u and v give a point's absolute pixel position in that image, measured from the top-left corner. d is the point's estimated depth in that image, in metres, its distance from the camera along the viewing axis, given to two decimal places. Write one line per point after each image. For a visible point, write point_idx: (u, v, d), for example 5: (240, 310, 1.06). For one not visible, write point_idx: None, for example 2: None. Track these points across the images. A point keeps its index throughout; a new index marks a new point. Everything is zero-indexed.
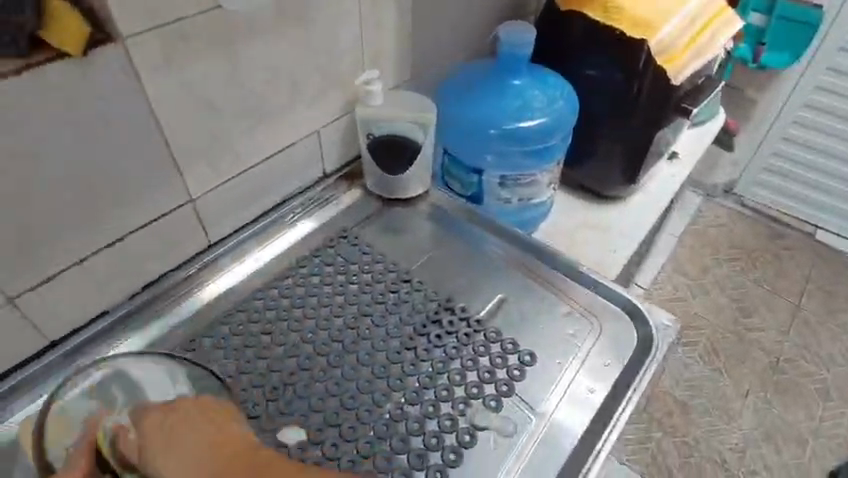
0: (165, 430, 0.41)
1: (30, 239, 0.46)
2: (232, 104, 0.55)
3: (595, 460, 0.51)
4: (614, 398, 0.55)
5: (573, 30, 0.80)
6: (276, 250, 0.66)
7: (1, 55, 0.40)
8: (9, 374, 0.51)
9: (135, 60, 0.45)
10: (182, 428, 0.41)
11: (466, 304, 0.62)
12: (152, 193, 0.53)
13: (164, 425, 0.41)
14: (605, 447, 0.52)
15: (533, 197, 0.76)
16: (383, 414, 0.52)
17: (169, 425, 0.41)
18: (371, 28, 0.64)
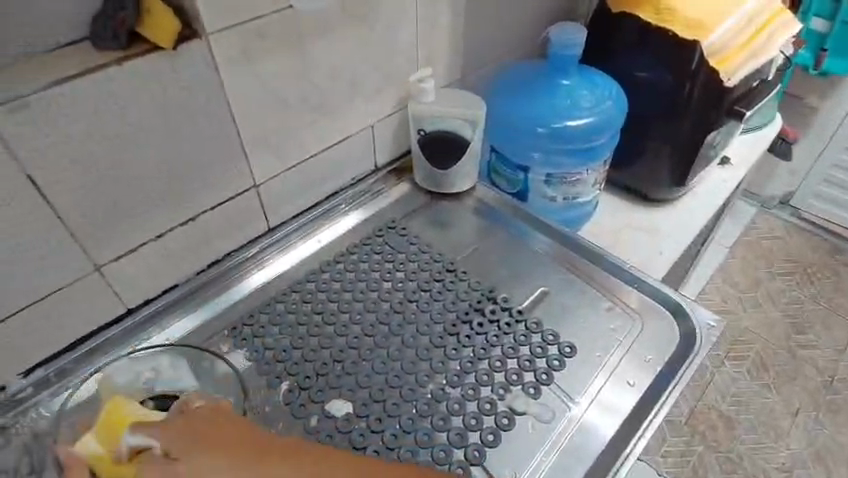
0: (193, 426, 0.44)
1: (117, 213, 0.51)
2: (297, 97, 0.59)
3: (624, 463, 0.51)
4: (651, 395, 0.56)
5: (624, 31, 0.81)
6: (327, 237, 0.70)
7: (105, 49, 0.46)
8: (91, 336, 0.56)
9: (216, 55, 0.50)
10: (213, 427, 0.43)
11: (508, 295, 0.64)
12: (222, 178, 0.57)
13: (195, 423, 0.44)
14: (635, 451, 0.52)
15: (578, 195, 0.77)
16: (425, 394, 0.54)
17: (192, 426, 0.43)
18: (426, 28, 0.68)
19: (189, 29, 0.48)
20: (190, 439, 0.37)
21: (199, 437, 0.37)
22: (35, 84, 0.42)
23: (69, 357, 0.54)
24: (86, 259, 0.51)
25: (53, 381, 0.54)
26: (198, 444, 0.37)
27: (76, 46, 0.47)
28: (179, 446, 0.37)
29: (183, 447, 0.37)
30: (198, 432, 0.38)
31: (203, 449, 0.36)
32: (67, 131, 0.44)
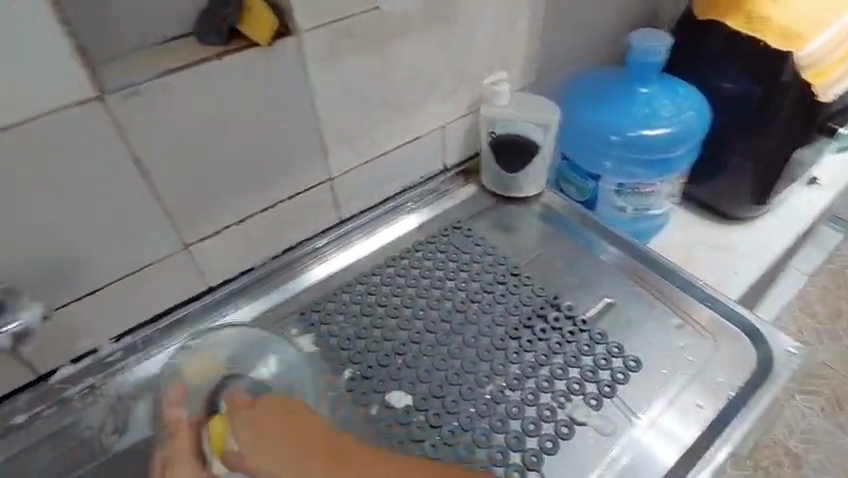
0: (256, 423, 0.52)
1: (206, 197, 0.54)
2: (377, 95, 0.61)
3: None
4: (721, 420, 0.54)
5: (709, 40, 0.78)
6: (395, 233, 0.71)
7: (208, 43, 0.49)
8: (175, 309, 0.60)
9: (306, 52, 0.53)
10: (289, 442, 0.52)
11: (572, 303, 0.63)
12: (301, 169, 0.60)
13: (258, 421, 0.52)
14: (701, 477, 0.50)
15: (649, 207, 0.76)
16: (484, 394, 0.54)
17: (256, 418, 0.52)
18: (505, 32, 0.68)
19: (284, 27, 0.51)
20: (278, 445, 0.51)
21: (286, 456, 0.50)
22: (147, 74, 0.46)
23: (155, 326, 0.59)
24: (177, 238, 0.55)
25: (139, 348, 0.58)
26: (282, 453, 0.51)
27: (183, 40, 0.50)
28: (269, 457, 0.50)
29: (280, 444, 0.51)
30: (287, 443, 0.51)
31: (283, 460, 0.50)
32: (171, 117, 0.48)
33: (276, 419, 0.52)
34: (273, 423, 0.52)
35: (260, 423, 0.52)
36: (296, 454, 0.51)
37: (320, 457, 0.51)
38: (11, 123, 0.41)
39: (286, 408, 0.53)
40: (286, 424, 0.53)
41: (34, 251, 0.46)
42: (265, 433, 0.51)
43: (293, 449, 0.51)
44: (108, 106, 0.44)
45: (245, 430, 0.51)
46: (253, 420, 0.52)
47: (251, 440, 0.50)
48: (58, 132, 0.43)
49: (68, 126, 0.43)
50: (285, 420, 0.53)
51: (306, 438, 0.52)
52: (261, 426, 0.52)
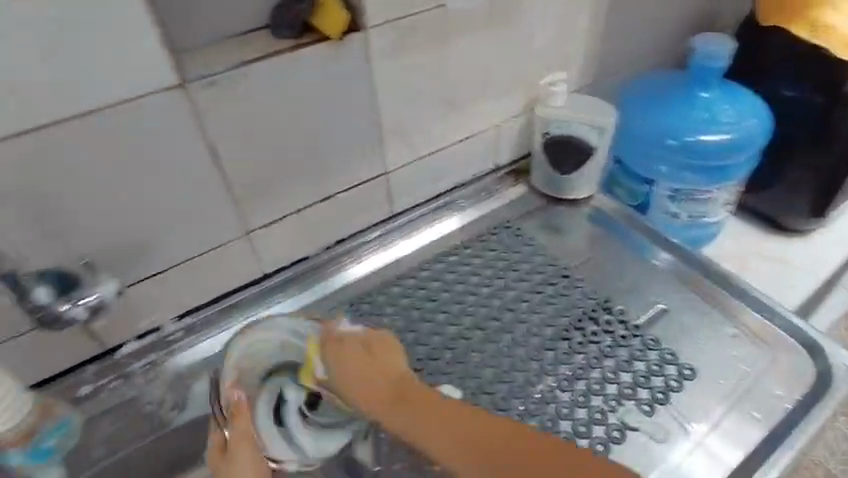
0: (341, 360, 0.48)
1: (269, 186, 0.56)
2: (436, 91, 0.62)
3: None
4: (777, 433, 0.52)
5: (768, 47, 0.76)
6: (447, 230, 0.71)
7: (282, 37, 0.51)
8: (232, 293, 0.61)
9: (373, 47, 0.54)
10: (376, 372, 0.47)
11: (624, 307, 0.62)
12: (359, 161, 0.61)
13: (341, 358, 0.48)
14: None
15: (704, 215, 0.75)
16: (533, 393, 0.54)
17: (342, 355, 0.48)
18: (565, 32, 0.67)
19: (353, 22, 0.52)
20: (359, 368, 0.47)
21: (368, 381, 0.47)
22: (225, 64, 0.48)
23: (213, 309, 0.60)
24: (239, 223, 0.56)
25: (197, 329, 0.60)
26: (362, 376, 0.47)
27: (257, 33, 0.52)
28: (353, 374, 0.47)
29: (349, 373, 0.47)
30: (369, 370, 0.47)
31: (371, 393, 0.47)
32: (244, 106, 0.49)
33: (367, 349, 0.49)
34: (361, 352, 0.48)
35: (348, 357, 0.48)
36: (379, 386, 0.47)
37: (387, 394, 0.46)
38: (102, 107, 0.43)
39: (376, 338, 0.50)
40: (372, 353, 0.48)
41: (111, 229, 0.49)
42: (352, 361, 0.48)
43: (372, 381, 0.47)
44: (189, 93, 0.46)
45: (337, 357, 0.48)
46: (338, 351, 0.48)
47: (348, 361, 0.48)
48: (140, 117, 0.45)
49: (152, 111, 0.45)
50: (359, 358, 0.48)
51: (389, 373, 0.48)
52: (350, 358, 0.48)
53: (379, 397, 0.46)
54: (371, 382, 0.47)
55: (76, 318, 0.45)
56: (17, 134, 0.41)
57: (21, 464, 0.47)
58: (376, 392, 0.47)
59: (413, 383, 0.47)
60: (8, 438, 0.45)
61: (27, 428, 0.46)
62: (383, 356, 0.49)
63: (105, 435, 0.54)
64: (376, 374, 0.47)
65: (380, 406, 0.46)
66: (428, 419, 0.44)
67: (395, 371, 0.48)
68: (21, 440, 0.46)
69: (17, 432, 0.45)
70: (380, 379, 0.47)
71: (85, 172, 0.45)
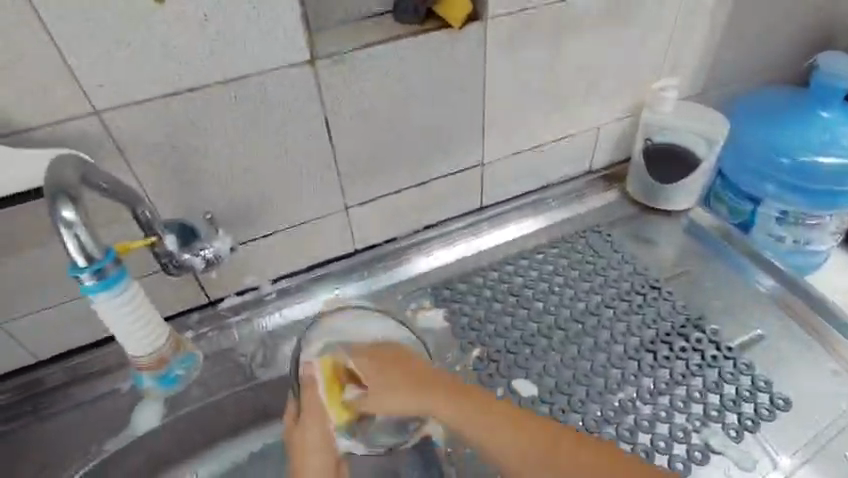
0: (369, 375, 0.44)
1: (373, 164, 0.58)
2: (544, 87, 0.61)
3: None
4: None
5: None
6: (532, 227, 0.72)
7: (405, 21, 0.53)
8: (326, 263, 0.65)
9: (489, 38, 0.54)
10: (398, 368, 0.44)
11: (717, 328, 0.59)
12: (458, 149, 0.62)
13: (369, 372, 0.44)
14: None
15: (811, 241, 0.70)
16: (612, 400, 0.53)
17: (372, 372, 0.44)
18: (682, 36, 0.65)
19: (475, 12, 0.53)
20: (397, 388, 0.43)
21: (413, 392, 0.43)
22: (350, 44, 0.50)
23: (307, 275, 0.64)
24: (340, 198, 0.59)
25: (291, 292, 0.64)
26: (395, 391, 0.43)
27: (381, 17, 0.54)
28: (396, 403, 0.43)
29: (388, 391, 0.43)
30: (401, 378, 0.44)
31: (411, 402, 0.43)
32: (362, 85, 0.51)
33: (383, 358, 0.44)
34: (392, 369, 0.44)
35: (379, 372, 0.44)
36: (416, 384, 0.43)
37: (433, 390, 0.43)
38: (242, 75, 0.46)
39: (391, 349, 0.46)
40: (396, 362, 0.44)
41: (231, 190, 0.53)
42: (393, 392, 0.43)
43: (404, 390, 0.43)
44: (316, 69, 0.49)
45: (368, 366, 0.44)
46: (375, 363, 0.44)
47: (384, 391, 0.43)
48: (268, 87, 0.48)
49: (280, 84, 0.48)
50: (393, 370, 0.44)
51: (424, 379, 0.44)
52: (377, 377, 0.44)
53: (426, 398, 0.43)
54: (412, 384, 0.43)
55: (193, 267, 0.50)
56: (169, 93, 0.45)
57: (154, 385, 0.54)
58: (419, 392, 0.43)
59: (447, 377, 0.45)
60: (146, 362, 0.49)
61: (164, 354, 0.50)
62: (399, 358, 0.45)
63: (199, 378, 0.58)
64: (413, 379, 0.43)
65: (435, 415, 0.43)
66: (486, 410, 0.42)
67: (434, 373, 0.44)
68: (158, 365, 0.50)
69: (155, 358, 0.49)
70: (413, 373, 0.44)
71: (216, 134, 0.49)
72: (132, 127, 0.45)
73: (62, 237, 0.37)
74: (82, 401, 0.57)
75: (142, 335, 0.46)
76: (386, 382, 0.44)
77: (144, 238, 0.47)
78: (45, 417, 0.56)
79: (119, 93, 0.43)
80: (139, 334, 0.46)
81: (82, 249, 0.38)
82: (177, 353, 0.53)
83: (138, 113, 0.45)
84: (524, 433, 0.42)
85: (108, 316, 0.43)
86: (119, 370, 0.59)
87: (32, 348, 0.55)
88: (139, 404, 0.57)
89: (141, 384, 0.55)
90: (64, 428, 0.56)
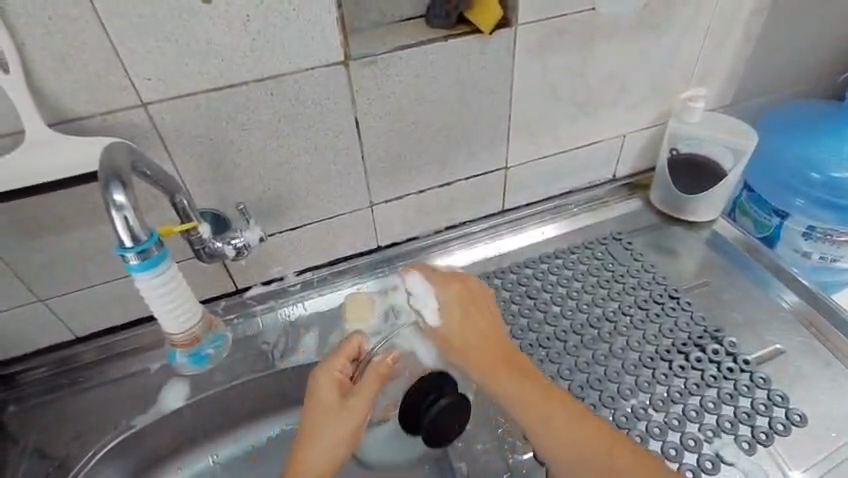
0: (457, 307, 0.50)
1: (400, 164, 0.60)
2: (572, 94, 0.62)
3: None
4: None
5: None
6: (553, 232, 0.72)
7: (437, 26, 0.54)
8: (348, 258, 0.67)
9: (517, 44, 0.55)
10: (477, 314, 0.50)
11: (736, 340, 0.59)
12: (484, 152, 0.63)
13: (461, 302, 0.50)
14: None
15: (839, 259, 0.70)
16: (625, 406, 0.54)
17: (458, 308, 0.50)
18: (713, 47, 0.65)
19: (505, 18, 0.54)
20: (472, 332, 0.49)
21: (469, 338, 0.48)
22: (383, 46, 0.52)
23: (329, 269, 0.66)
24: (367, 195, 0.61)
25: (314, 284, 0.66)
26: (470, 335, 0.48)
27: (414, 21, 0.56)
28: (460, 337, 0.48)
29: (463, 332, 0.49)
30: (477, 326, 0.49)
31: (476, 350, 0.47)
32: (393, 85, 0.53)
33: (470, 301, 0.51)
34: (471, 313, 0.50)
35: (462, 313, 0.50)
36: (485, 339, 0.48)
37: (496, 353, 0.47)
38: (278, 73, 0.48)
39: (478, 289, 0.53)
40: (473, 308, 0.51)
41: (263, 184, 0.55)
42: (458, 333, 0.49)
43: (479, 333, 0.49)
44: (350, 69, 0.51)
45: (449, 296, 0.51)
46: (460, 302, 0.50)
47: (452, 326, 0.49)
48: (303, 85, 0.50)
49: (314, 83, 0.50)
50: (472, 314, 0.50)
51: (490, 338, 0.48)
52: (462, 312, 0.50)
53: (483, 354, 0.47)
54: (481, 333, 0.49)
55: (224, 255, 0.53)
56: (211, 89, 0.47)
57: (186, 362, 0.58)
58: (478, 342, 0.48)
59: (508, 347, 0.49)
60: (180, 338, 0.52)
61: (196, 334, 0.53)
62: (483, 305, 0.51)
63: (224, 363, 0.61)
64: (483, 334, 0.48)
65: (481, 370, 0.47)
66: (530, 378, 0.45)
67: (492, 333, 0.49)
68: (191, 343, 0.53)
69: (188, 335, 0.52)
70: (482, 324, 0.49)
71: (251, 130, 0.51)
72: (174, 118, 0.48)
73: (112, 217, 0.39)
74: (115, 377, 0.61)
75: (179, 314, 0.49)
76: (469, 318, 0.50)
77: (184, 223, 0.49)
78: (82, 390, 0.60)
79: (165, 88, 0.46)
80: (174, 313, 0.48)
81: (130, 230, 0.41)
82: (208, 332, 0.56)
83: (182, 107, 0.47)
84: (553, 413, 0.43)
85: (148, 295, 0.46)
86: (150, 350, 0.62)
87: (72, 325, 0.59)
88: (167, 384, 0.60)
89: (173, 361, 0.58)
90: (97, 402, 0.59)
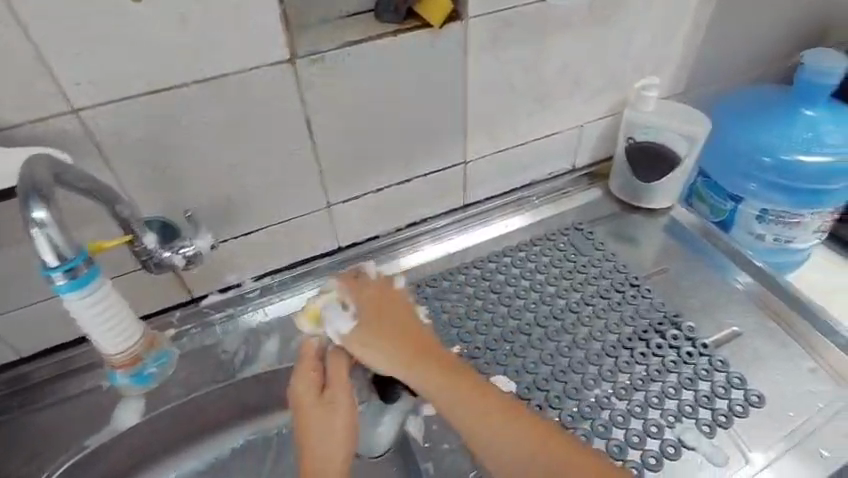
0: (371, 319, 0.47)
1: (356, 163, 0.59)
2: (528, 87, 0.62)
3: None
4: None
5: None
6: (516, 224, 0.72)
7: (386, 20, 0.53)
8: (307, 260, 0.65)
9: (470, 38, 0.54)
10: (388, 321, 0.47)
11: (694, 325, 0.60)
12: (440, 147, 0.62)
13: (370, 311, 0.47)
14: None
15: (792, 240, 0.71)
16: (588, 396, 0.54)
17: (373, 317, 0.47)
18: (665, 34, 0.65)
19: (456, 11, 0.53)
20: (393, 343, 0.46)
21: (393, 348, 0.46)
22: (331, 42, 0.50)
23: (289, 273, 0.65)
24: (323, 196, 0.60)
25: (273, 290, 0.64)
26: (391, 344, 0.46)
27: (362, 16, 0.54)
28: (371, 336, 0.46)
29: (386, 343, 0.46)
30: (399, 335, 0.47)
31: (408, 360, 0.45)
32: (342, 83, 0.52)
33: (383, 303, 0.48)
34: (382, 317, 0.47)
35: (378, 326, 0.47)
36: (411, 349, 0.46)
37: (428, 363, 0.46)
38: (220, 74, 0.47)
39: (394, 290, 0.50)
40: (383, 310, 0.48)
41: (213, 188, 0.53)
42: (376, 332, 0.46)
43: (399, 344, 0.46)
44: (296, 68, 0.49)
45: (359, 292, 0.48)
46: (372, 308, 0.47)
47: (369, 331, 0.46)
48: (249, 84, 0.48)
49: (259, 83, 0.48)
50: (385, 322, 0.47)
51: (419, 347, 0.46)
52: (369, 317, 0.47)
53: (401, 350, 0.45)
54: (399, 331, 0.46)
55: (173, 265, 0.49)
56: (147, 92, 0.45)
57: (129, 383, 0.55)
58: (392, 339, 0.46)
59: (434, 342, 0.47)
60: (120, 358, 0.50)
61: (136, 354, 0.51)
62: (396, 309, 0.48)
63: (182, 375, 0.59)
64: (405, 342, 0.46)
65: (402, 374, 0.45)
66: (457, 382, 0.44)
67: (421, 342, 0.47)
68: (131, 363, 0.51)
69: (128, 355, 0.50)
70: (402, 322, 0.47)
71: (195, 134, 0.49)
72: (110, 124, 0.45)
73: (33, 235, 0.38)
74: (65, 396, 0.58)
75: (116, 334, 0.47)
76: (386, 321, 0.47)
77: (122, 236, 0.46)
78: (30, 411, 0.57)
79: (97, 92, 0.43)
80: (108, 334, 0.46)
81: (54, 248, 0.39)
82: (150, 350, 0.55)
83: (118, 112, 0.45)
84: (494, 413, 0.43)
85: (80, 316, 0.44)
86: (101, 366, 0.59)
87: (14, 344, 0.56)
88: (121, 401, 0.57)
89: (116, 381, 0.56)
90: (46, 424, 0.56)
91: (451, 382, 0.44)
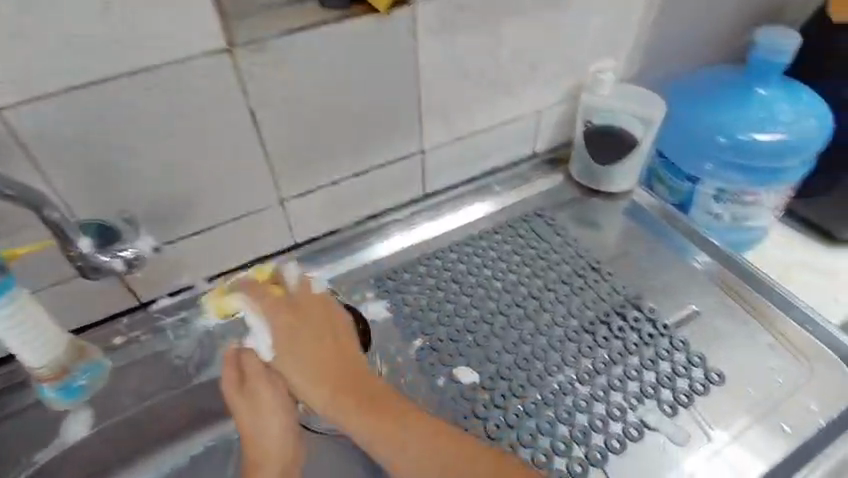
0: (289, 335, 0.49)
1: (308, 156, 0.57)
2: (482, 73, 0.61)
3: None
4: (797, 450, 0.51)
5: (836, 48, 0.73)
6: (479, 212, 0.71)
7: (331, 6, 0.51)
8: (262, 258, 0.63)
9: (419, 23, 0.53)
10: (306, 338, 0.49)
11: (654, 306, 0.60)
12: (396, 137, 0.61)
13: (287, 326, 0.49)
14: None
15: (748, 218, 0.72)
16: (551, 383, 0.54)
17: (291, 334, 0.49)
18: (618, 17, 0.65)
19: None
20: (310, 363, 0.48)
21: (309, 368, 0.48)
22: (273, 30, 0.48)
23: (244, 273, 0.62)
24: (276, 191, 0.58)
25: None
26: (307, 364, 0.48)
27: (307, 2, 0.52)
28: (289, 367, 0.48)
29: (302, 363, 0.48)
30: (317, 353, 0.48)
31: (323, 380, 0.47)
32: (287, 72, 0.50)
33: (301, 317, 0.50)
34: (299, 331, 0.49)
35: (296, 343, 0.49)
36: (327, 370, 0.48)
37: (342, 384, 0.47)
38: (154, 66, 0.44)
39: (318, 302, 0.51)
40: (301, 326, 0.49)
41: (156, 187, 0.51)
42: (293, 350, 0.49)
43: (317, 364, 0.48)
44: (237, 58, 0.47)
45: (280, 320, 0.49)
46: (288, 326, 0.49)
47: (287, 349, 0.49)
48: (186, 76, 0.46)
49: (197, 75, 0.46)
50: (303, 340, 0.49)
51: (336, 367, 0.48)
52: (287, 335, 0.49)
53: (314, 373, 0.48)
54: (311, 359, 0.48)
55: (112, 269, 0.47)
56: (74, 87, 0.42)
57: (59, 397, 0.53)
58: (306, 361, 0.48)
59: (352, 368, 0.49)
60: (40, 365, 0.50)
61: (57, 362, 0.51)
62: (315, 324, 0.50)
63: (135, 383, 0.57)
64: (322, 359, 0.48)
65: (316, 394, 0.47)
66: (366, 404, 0.46)
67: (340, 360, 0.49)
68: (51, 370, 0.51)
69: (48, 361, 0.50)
70: (321, 348, 0.49)
71: (131, 131, 0.46)
72: (35, 123, 0.42)
73: None
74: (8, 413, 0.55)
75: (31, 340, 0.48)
76: (304, 340, 0.49)
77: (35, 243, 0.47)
78: None
79: (18, 89, 0.41)
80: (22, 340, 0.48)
81: None
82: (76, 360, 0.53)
83: (43, 110, 0.42)
84: (395, 432, 0.45)
85: None
86: None
87: None
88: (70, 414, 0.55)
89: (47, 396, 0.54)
90: None
91: (362, 405, 0.46)
